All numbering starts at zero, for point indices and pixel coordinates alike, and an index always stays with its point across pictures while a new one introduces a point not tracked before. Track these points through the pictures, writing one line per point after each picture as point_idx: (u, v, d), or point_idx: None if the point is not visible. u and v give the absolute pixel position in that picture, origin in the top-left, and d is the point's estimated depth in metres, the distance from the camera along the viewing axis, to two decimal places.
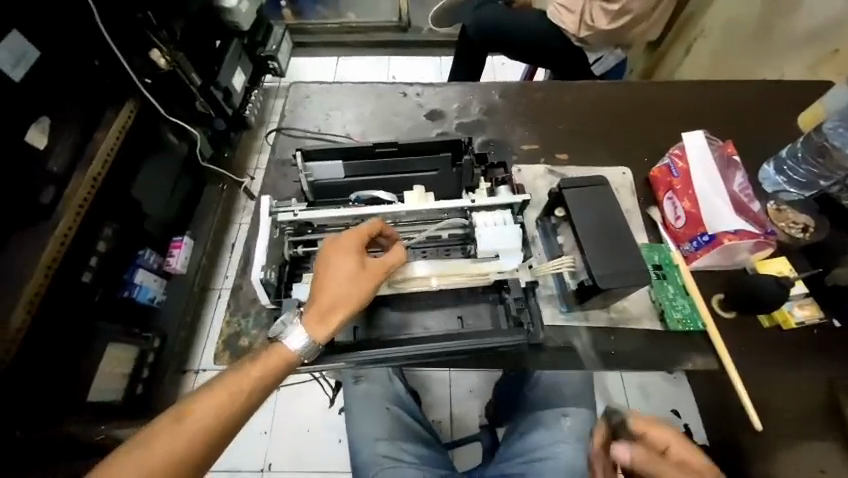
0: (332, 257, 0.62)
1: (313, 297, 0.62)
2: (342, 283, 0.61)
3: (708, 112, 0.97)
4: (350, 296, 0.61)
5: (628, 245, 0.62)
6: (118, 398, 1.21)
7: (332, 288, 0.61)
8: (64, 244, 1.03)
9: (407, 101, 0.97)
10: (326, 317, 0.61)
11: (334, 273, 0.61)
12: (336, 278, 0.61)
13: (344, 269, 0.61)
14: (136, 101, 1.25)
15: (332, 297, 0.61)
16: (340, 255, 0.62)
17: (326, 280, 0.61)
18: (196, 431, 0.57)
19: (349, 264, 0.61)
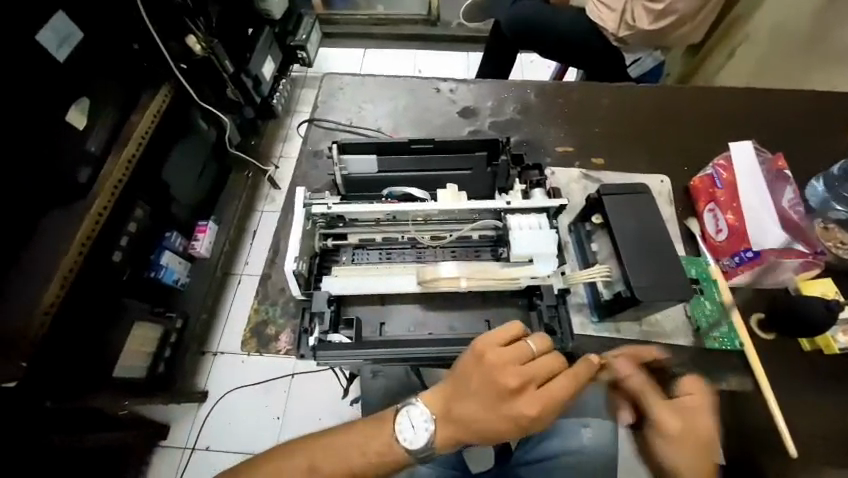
0: (495, 397, 0.55)
1: (452, 410, 0.57)
2: (489, 429, 0.55)
3: (754, 121, 0.92)
4: (489, 441, 0.57)
5: (667, 258, 0.61)
6: (141, 375, 1.24)
7: (476, 428, 0.56)
8: (98, 223, 1.06)
9: (440, 97, 0.95)
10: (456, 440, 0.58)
11: (487, 417, 0.55)
12: (487, 422, 0.55)
13: (500, 418, 0.55)
14: (170, 86, 1.27)
15: (471, 432, 0.56)
16: (502, 400, 0.55)
17: (474, 416, 0.56)
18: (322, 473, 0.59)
19: (512, 418, 0.55)
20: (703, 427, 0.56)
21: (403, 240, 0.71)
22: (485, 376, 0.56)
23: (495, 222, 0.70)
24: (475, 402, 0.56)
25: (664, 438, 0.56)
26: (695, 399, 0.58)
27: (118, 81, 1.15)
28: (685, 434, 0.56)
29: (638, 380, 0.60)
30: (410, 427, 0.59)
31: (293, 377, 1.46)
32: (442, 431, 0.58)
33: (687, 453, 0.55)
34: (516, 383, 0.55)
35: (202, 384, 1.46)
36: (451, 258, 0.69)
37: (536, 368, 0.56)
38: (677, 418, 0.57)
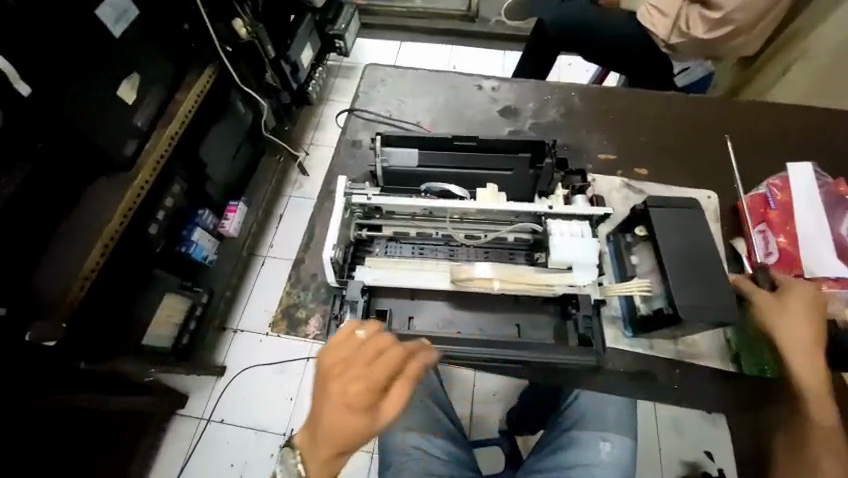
0: (330, 393, 0.54)
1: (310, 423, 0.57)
2: (340, 436, 0.53)
3: (813, 141, 0.87)
4: (351, 445, 0.54)
5: (714, 277, 0.59)
6: (168, 345, 1.30)
7: (332, 435, 0.53)
8: (139, 196, 1.10)
9: (482, 94, 0.94)
10: (322, 464, 0.56)
11: (328, 424, 0.53)
12: (333, 428, 0.53)
13: (340, 418, 0.53)
14: (216, 67, 1.31)
15: (328, 447, 0.55)
16: (336, 401, 0.53)
17: (319, 428, 0.54)
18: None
19: (345, 414, 0.53)
20: (815, 302, 0.64)
21: (437, 237, 0.71)
22: (320, 378, 0.56)
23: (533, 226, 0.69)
24: (317, 415, 0.55)
25: (781, 325, 0.63)
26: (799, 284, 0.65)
27: (167, 59, 1.18)
28: (793, 313, 0.63)
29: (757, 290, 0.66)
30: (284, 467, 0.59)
31: (308, 361, 1.49)
32: (310, 458, 0.57)
33: (799, 330, 0.62)
34: (334, 374, 0.55)
35: (222, 360, 1.51)
36: (484, 259, 0.69)
37: (365, 353, 0.56)
38: (785, 309, 0.63)
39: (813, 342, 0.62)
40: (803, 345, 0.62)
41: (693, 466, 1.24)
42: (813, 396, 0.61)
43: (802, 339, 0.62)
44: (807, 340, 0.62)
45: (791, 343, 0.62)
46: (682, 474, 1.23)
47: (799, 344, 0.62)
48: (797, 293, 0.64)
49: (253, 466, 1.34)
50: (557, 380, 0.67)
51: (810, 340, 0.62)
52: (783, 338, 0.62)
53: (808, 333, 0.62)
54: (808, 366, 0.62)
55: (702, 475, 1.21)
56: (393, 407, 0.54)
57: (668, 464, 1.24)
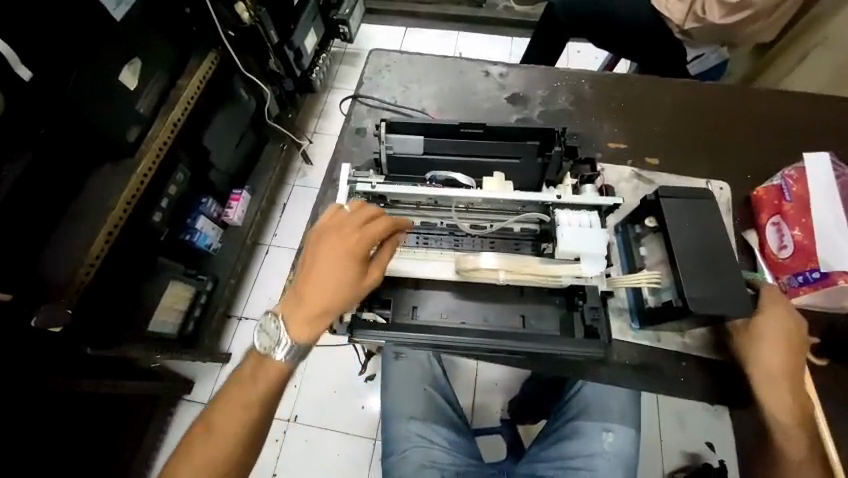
0: (328, 252, 0.61)
1: (302, 289, 0.61)
2: (331, 287, 0.60)
3: (830, 131, 0.85)
4: (343, 299, 0.60)
5: (726, 269, 0.58)
6: (172, 332, 1.29)
7: (327, 290, 0.60)
8: (143, 184, 1.09)
9: (489, 81, 0.92)
10: (307, 325, 0.61)
11: (320, 278, 0.60)
12: (325, 279, 0.60)
13: (333, 268, 0.60)
14: (218, 52, 1.29)
15: (315, 303, 0.61)
16: (330, 255, 0.61)
17: (311, 283, 0.61)
18: (223, 450, 0.61)
19: (340, 266, 0.60)
20: (792, 330, 0.62)
21: (442, 226, 0.69)
22: (316, 244, 0.62)
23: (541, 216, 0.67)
24: (308, 273, 0.61)
25: (754, 355, 0.63)
26: (779, 311, 0.63)
27: (169, 45, 1.16)
28: (767, 345, 0.62)
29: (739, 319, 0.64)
30: (267, 332, 0.63)
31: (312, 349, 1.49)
32: (295, 318, 0.61)
33: (774, 364, 0.62)
34: (331, 237, 0.61)
35: (226, 346, 1.53)
36: (490, 249, 0.68)
37: (354, 220, 0.62)
38: (761, 340, 0.62)
39: (788, 374, 0.62)
40: (777, 377, 0.62)
41: (694, 457, 1.24)
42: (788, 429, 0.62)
43: (774, 373, 0.62)
44: (781, 372, 0.62)
45: (763, 374, 0.62)
46: (682, 464, 1.23)
47: (774, 378, 0.62)
48: (776, 322, 0.62)
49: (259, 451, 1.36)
50: (562, 371, 0.67)
51: (784, 373, 0.62)
52: (758, 370, 0.62)
53: (782, 365, 0.62)
54: (781, 399, 0.62)
55: (702, 466, 1.21)
56: (379, 266, 0.62)
57: (669, 455, 1.25)
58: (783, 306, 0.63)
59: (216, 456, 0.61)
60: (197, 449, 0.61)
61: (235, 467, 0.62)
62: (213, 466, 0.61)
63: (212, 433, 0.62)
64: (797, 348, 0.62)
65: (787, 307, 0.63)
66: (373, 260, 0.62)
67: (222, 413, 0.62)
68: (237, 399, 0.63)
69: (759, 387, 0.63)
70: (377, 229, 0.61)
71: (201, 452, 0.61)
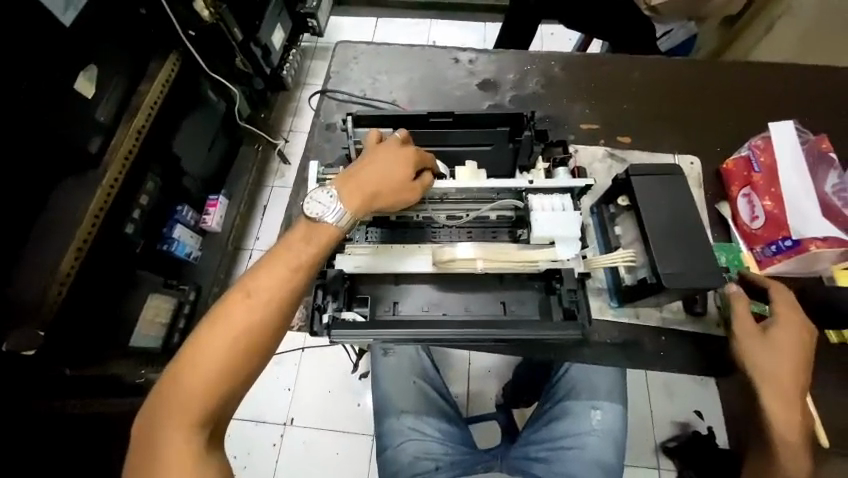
0: (390, 150, 0.63)
1: (357, 173, 0.61)
2: (387, 181, 0.61)
3: (795, 100, 0.86)
4: (391, 194, 0.61)
5: (696, 243, 0.59)
6: (156, 346, 1.26)
7: (380, 181, 0.61)
8: (110, 195, 1.05)
9: (459, 67, 0.90)
10: (354, 208, 0.60)
11: (379, 167, 0.61)
12: (383, 168, 0.61)
13: (394, 162, 0.61)
14: (179, 54, 1.24)
15: (368, 188, 0.60)
16: (393, 153, 0.62)
17: (371, 170, 0.61)
18: (256, 318, 0.55)
19: (398, 163, 0.62)
20: (805, 339, 0.62)
21: (418, 219, 0.68)
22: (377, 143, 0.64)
23: (516, 202, 0.67)
24: (368, 162, 0.62)
25: (755, 357, 0.62)
26: (789, 318, 0.63)
27: (126, 49, 1.11)
28: (770, 348, 0.62)
29: (745, 320, 0.64)
30: (315, 201, 0.59)
31: (303, 350, 1.48)
32: (348, 192, 0.60)
33: (776, 368, 0.61)
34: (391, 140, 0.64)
35: None
36: (467, 239, 0.67)
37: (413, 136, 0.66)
38: (766, 345, 0.62)
39: (791, 381, 0.61)
40: (779, 382, 0.61)
41: (684, 426, 1.28)
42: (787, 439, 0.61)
43: (778, 377, 0.61)
44: (785, 378, 0.61)
45: (771, 383, 0.61)
46: (673, 433, 1.26)
47: (777, 383, 0.61)
48: (782, 327, 0.62)
49: (256, 457, 1.35)
50: (545, 354, 0.67)
51: (788, 378, 0.61)
52: (758, 372, 0.62)
53: (786, 370, 0.61)
54: (782, 407, 0.61)
55: (691, 434, 1.25)
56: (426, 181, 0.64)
57: (660, 426, 1.28)
58: (794, 314, 0.63)
59: (249, 323, 0.54)
60: (231, 316, 0.54)
61: (263, 341, 0.55)
62: (243, 342, 0.54)
63: (249, 297, 0.55)
64: (809, 358, 0.62)
65: (798, 315, 0.63)
66: (423, 174, 0.65)
67: (264, 278, 0.56)
68: (285, 258, 0.57)
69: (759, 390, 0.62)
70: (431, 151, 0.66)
71: (231, 317, 0.54)
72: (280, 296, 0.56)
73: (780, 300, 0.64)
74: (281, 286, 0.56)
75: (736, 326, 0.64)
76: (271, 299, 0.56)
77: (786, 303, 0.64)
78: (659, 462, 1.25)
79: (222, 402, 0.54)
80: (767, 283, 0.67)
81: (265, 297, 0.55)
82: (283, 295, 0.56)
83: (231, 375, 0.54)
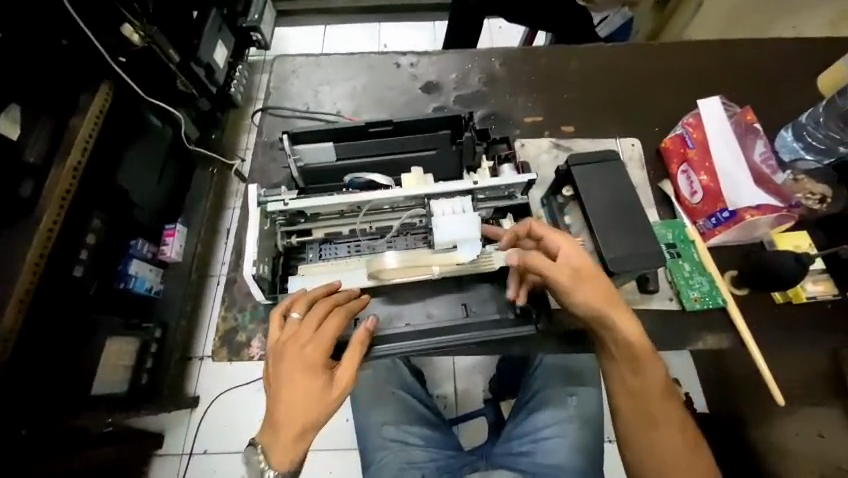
0: (294, 371, 0.58)
1: (276, 415, 0.58)
2: (304, 410, 0.58)
3: (724, 74, 0.90)
4: (317, 415, 0.58)
5: (638, 223, 0.62)
6: (121, 390, 1.20)
7: (300, 414, 0.57)
8: (50, 239, 0.98)
9: (401, 72, 0.90)
10: (291, 451, 0.59)
11: (287, 395, 0.58)
12: (297, 400, 0.57)
13: (300, 386, 0.58)
14: (110, 83, 1.16)
15: (291, 424, 0.58)
16: (294, 377, 0.58)
17: (282, 407, 0.58)
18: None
19: (306, 382, 0.58)
20: (586, 262, 0.60)
21: (371, 231, 0.68)
22: (281, 361, 0.59)
23: (422, 209, 0.67)
24: (275, 397, 0.59)
25: (585, 297, 0.59)
26: (569, 248, 0.60)
27: (51, 82, 1.04)
28: (588, 285, 0.59)
29: (550, 267, 0.59)
30: (254, 460, 0.61)
31: None
32: (278, 442, 0.59)
33: (603, 297, 0.60)
34: (290, 355, 0.58)
35: (192, 391, 1.45)
36: (424, 243, 0.68)
37: (308, 326, 0.59)
38: (578, 283, 0.59)
39: (617, 302, 0.61)
40: (613, 307, 0.60)
41: None
42: (644, 356, 0.61)
43: (610, 303, 0.60)
44: (608, 310, 0.59)
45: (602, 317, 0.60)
46: None
47: (613, 307, 0.60)
48: (578, 260, 0.59)
49: None
50: (510, 350, 0.68)
51: (615, 297, 0.60)
52: (598, 309, 0.59)
53: (611, 292, 0.60)
54: (630, 327, 0.61)
55: None
56: (346, 376, 0.59)
57: None
58: (570, 248, 0.60)
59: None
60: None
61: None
62: None
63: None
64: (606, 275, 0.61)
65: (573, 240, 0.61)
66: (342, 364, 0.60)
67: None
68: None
69: (607, 324, 0.60)
70: (334, 326, 0.59)
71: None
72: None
73: (552, 236, 0.60)
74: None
75: (546, 275, 0.59)
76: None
77: (558, 235, 0.60)
78: None
79: None
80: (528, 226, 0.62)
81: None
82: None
83: None
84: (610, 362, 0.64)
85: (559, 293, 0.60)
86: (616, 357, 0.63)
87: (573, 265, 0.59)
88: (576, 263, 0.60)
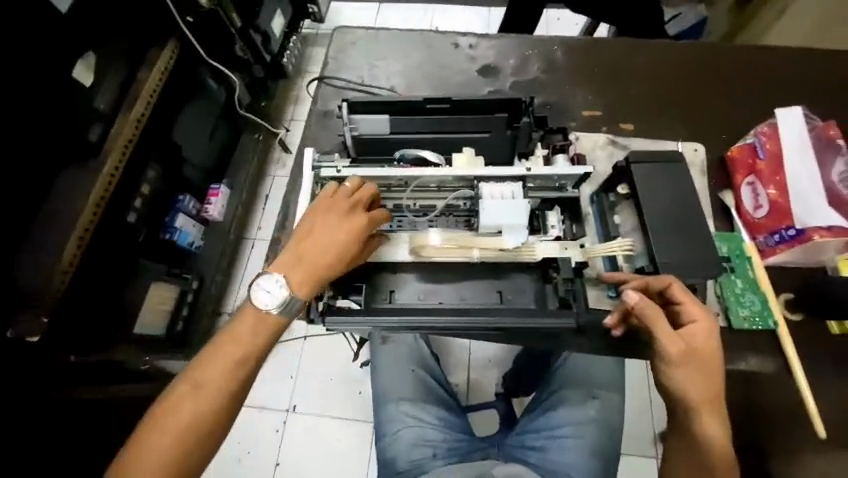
0: (336, 224, 0.61)
1: (302, 252, 0.60)
2: (330, 247, 0.60)
3: (806, 85, 0.83)
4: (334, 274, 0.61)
5: (693, 228, 0.60)
6: (161, 333, 1.29)
7: (323, 264, 0.60)
8: (111, 184, 1.05)
9: (458, 53, 0.88)
10: (310, 284, 0.59)
11: (321, 240, 0.60)
12: (328, 245, 0.60)
13: (335, 240, 0.60)
14: (178, 40, 1.21)
15: (313, 267, 0.60)
16: (327, 218, 0.61)
17: (312, 247, 0.60)
18: (205, 406, 0.55)
19: (343, 238, 0.60)
20: (710, 342, 0.55)
21: (415, 208, 0.68)
22: (327, 209, 0.61)
23: (470, 191, 0.66)
24: (303, 236, 0.61)
25: (687, 375, 0.54)
26: (702, 326, 0.55)
27: (123, 36, 1.09)
28: (699, 363, 0.54)
29: (668, 331, 0.55)
30: (264, 290, 0.59)
31: (305, 339, 1.49)
32: (292, 278, 0.59)
33: (706, 388, 0.55)
34: (337, 210, 0.61)
35: None
36: (467, 226, 0.67)
37: (361, 197, 0.62)
38: (688, 354, 0.55)
39: (719, 400, 0.55)
40: (709, 406, 0.55)
41: None
42: (721, 470, 0.54)
43: (711, 398, 0.55)
44: (708, 396, 0.55)
45: (699, 400, 0.54)
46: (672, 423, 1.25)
47: (712, 407, 0.55)
48: (701, 336, 0.55)
49: (262, 442, 1.37)
50: (539, 343, 0.68)
51: (720, 397, 0.55)
52: (696, 397, 0.54)
53: (719, 389, 0.55)
54: (721, 432, 0.54)
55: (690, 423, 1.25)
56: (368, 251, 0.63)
57: (659, 413, 1.24)
58: (702, 325, 0.55)
59: (199, 412, 0.55)
60: (177, 409, 0.55)
61: (222, 418, 0.56)
62: (200, 423, 0.55)
63: (196, 388, 0.56)
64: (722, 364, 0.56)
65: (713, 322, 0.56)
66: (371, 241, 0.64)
67: (211, 363, 0.57)
68: (233, 346, 0.58)
69: (694, 416, 0.55)
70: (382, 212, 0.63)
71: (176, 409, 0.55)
72: (232, 364, 0.57)
73: (689, 305, 0.56)
74: (238, 352, 0.58)
75: (658, 336, 0.55)
76: (219, 380, 0.56)
77: (700, 309, 0.56)
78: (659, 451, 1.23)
79: (182, 460, 0.54)
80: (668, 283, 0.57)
81: (214, 375, 0.56)
82: (232, 369, 0.57)
83: (182, 460, 0.54)
84: (679, 445, 0.57)
85: (658, 359, 0.56)
86: (688, 441, 0.56)
87: (690, 338, 0.55)
88: (695, 340, 0.55)
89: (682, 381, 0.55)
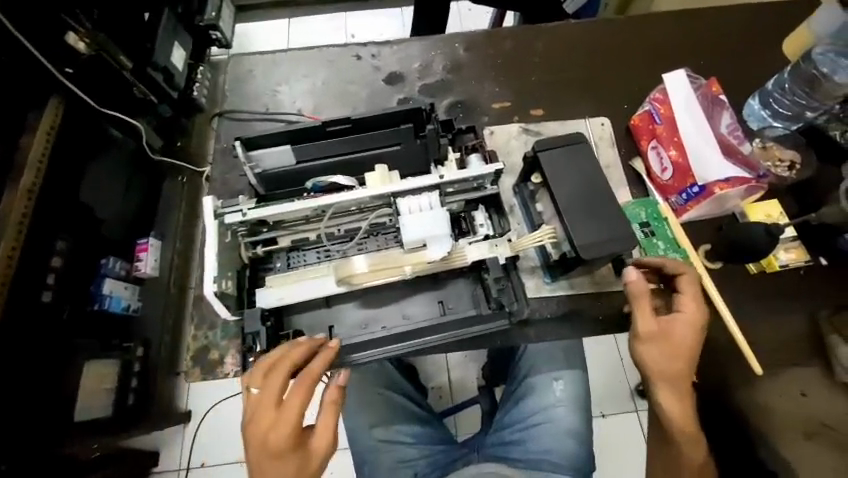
0: (274, 441, 0.55)
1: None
2: (284, 461, 0.56)
3: (694, 45, 0.89)
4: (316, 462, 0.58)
5: (609, 205, 0.62)
6: (107, 414, 1.17)
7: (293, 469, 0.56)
8: (11, 267, 0.93)
9: (362, 65, 0.86)
10: None
11: (274, 458, 0.55)
12: (282, 463, 0.56)
13: (286, 448, 0.55)
14: (61, 97, 1.10)
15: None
16: (260, 437, 0.55)
17: (275, 471, 0.56)
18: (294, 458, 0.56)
19: (290, 447, 0.55)
20: (693, 332, 0.62)
21: (342, 233, 0.66)
22: (255, 427, 0.56)
23: (390, 209, 0.64)
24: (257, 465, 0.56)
25: (649, 352, 0.63)
26: (686, 316, 0.62)
27: None
28: (671, 344, 0.62)
29: (645, 313, 0.63)
30: None
31: None
32: None
33: (671, 366, 0.62)
34: (262, 421, 0.55)
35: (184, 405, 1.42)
36: (396, 243, 0.66)
37: (273, 392, 0.56)
38: (660, 337, 0.62)
39: (685, 380, 0.62)
40: (667, 380, 0.62)
41: None
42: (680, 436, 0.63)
43: (672, 375, 0.62)
44: (668, 374, 0.62)
45: (658, 373, 0.63)
46: None
47: (669, 380, 0.62)
48: (677, 324, 0.62)
49: None
50: (490, 343, 0.68)
51: (683, 377, 0.62)
52: (655, 370, 0.63)
53: (684, 373, 0.62)
54: (677, 403, 0.63)
55: None
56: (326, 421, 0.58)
57: (631, 368, 1.30)
58: (687, 318, 0.62)
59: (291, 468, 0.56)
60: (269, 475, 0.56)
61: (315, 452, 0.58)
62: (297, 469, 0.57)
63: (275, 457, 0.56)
64: (697, 352, 0.62)
65: (700, 318, 0.62)
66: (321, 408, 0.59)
67: (264, 428, 0.56)
68: (273, 407, 0.56)
69: (652, 384, 0.64)
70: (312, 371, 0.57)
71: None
72: (287, 420, 0.56)
73: (685, 297, 0.63)
74: (282, 412, 0.56)
75: (636, 314, 0.63)
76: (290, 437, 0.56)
77: (692, 302, 0.63)
78: (637, 404, 1.27)
79: None
80: (681, 272, 0.65)
81: (282, 437, 0.55)
82: (292, 420, 0.56)
83: None
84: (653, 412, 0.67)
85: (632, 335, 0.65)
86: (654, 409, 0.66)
87: (663, 325, 0.62)
88: (663, 327, 0.62)
89: (641, 353, 0.63)
